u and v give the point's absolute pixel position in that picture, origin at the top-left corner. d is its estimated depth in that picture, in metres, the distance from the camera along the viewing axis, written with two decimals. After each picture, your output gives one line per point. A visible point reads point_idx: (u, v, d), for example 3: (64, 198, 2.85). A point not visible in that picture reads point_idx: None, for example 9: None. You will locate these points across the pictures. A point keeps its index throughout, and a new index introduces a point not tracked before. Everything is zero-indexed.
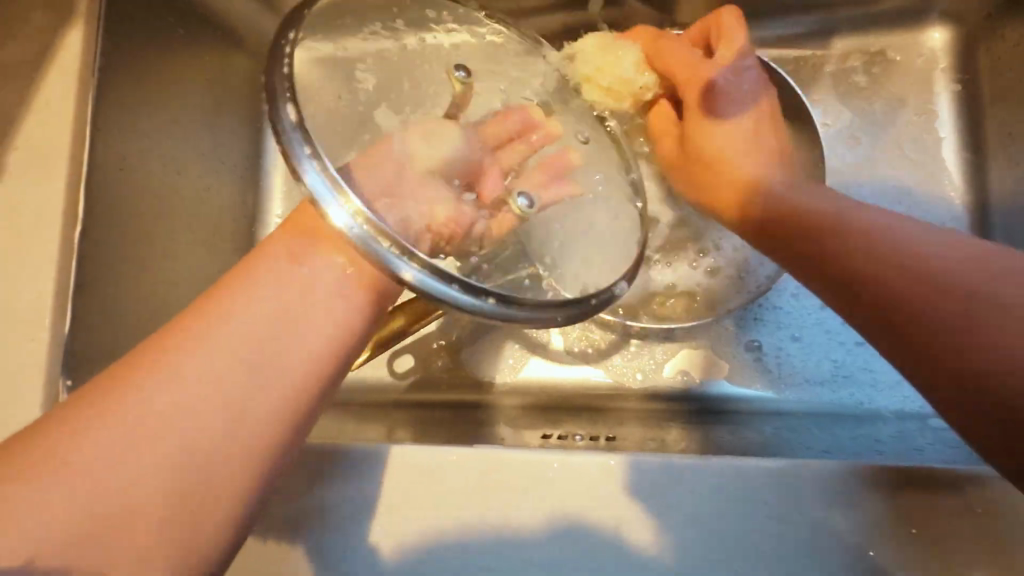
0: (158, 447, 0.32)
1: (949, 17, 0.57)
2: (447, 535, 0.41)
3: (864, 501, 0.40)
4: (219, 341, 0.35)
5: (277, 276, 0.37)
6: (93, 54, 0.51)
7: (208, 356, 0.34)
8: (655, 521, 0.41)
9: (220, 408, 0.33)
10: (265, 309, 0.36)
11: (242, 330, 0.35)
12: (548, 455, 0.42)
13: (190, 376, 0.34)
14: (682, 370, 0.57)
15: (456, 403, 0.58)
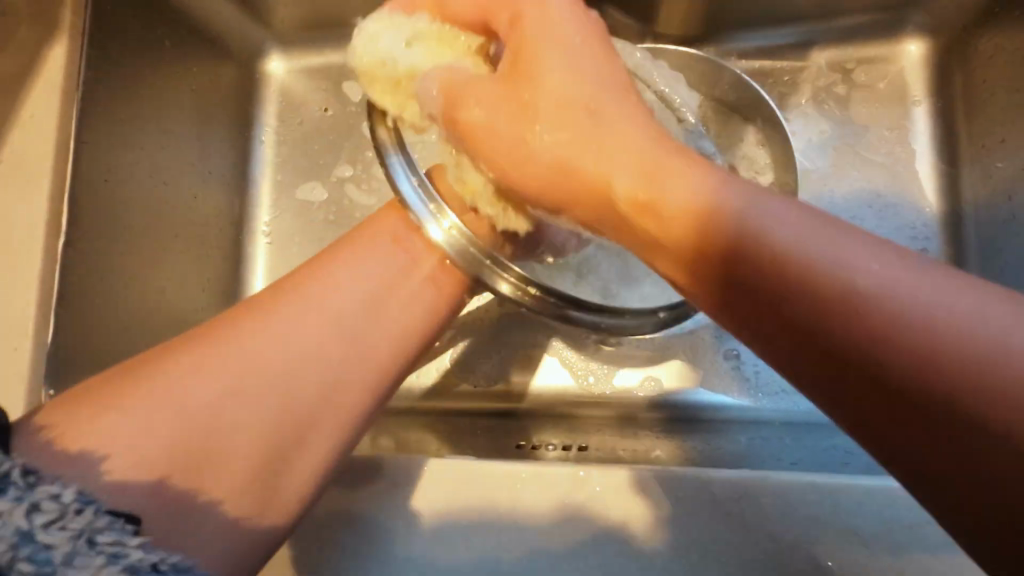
0: (242, 411, 0.37)
1: (926, 29, 0.57)
2: (412, 548, 0.39)
3: (821, 515, 0.38)
4: (303, 318, 0.40)
5: (364, 260, 0.43)
6: (78, 68, 0.52)
7: (314, 319, 0.40)
8: (625, 537, 0.38)
9: (294, 365, 0.38)
10: (362, 293, 0.42)
11: (330, 306, 0.41)
12: (519, 465, 0.40)
13: (276, 344, 0.39)
14: (650, 377, 0.57)
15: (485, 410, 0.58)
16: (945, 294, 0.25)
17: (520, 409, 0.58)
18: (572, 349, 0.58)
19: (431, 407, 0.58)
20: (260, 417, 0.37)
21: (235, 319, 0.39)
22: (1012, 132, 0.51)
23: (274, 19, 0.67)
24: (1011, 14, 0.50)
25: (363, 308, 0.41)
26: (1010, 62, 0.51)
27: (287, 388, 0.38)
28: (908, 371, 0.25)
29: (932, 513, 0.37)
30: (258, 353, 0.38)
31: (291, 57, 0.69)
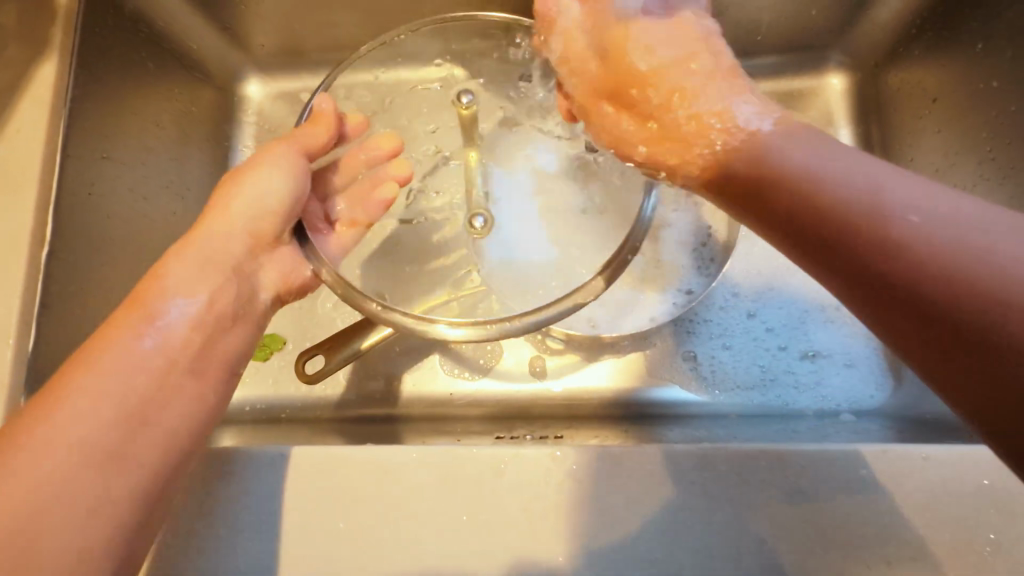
0: (31, 500, 0.34)
1: (847, 65, 0.65)
2: (389, 534, 0.40)
3: (772, 480, 0.40)
4: (103, 396, 0.37)
5: (126, 345, 0.39)
6: (65, 85, 0.54)
7: (123, 368, 0.38)
8: (598, 508, 0.40)
9: (86, 443, 0.36)
10: (139, 378, 0.39)
11: (125, 381, 0.38)
12: (500, 449, 0.42)
13: (73, 424, 0.36)
14: (602, 372, 0.62)
15: (405, 415, 0.61)
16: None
17: (436, 414, 0.61)
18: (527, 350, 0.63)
19: (373, 411, 0.62)
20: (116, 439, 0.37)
21: (62, 383, 0.37)
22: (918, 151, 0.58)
23: (254, 46, 0.70)
24: (911, 53, 0.58)
25: (132, 413, 0.38)
26: (910, 95, 0.59)
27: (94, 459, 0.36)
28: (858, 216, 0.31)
29: (861, 469, 0.40)
30: (61, 434, 0.36)
31: (270, 82, 0.73)
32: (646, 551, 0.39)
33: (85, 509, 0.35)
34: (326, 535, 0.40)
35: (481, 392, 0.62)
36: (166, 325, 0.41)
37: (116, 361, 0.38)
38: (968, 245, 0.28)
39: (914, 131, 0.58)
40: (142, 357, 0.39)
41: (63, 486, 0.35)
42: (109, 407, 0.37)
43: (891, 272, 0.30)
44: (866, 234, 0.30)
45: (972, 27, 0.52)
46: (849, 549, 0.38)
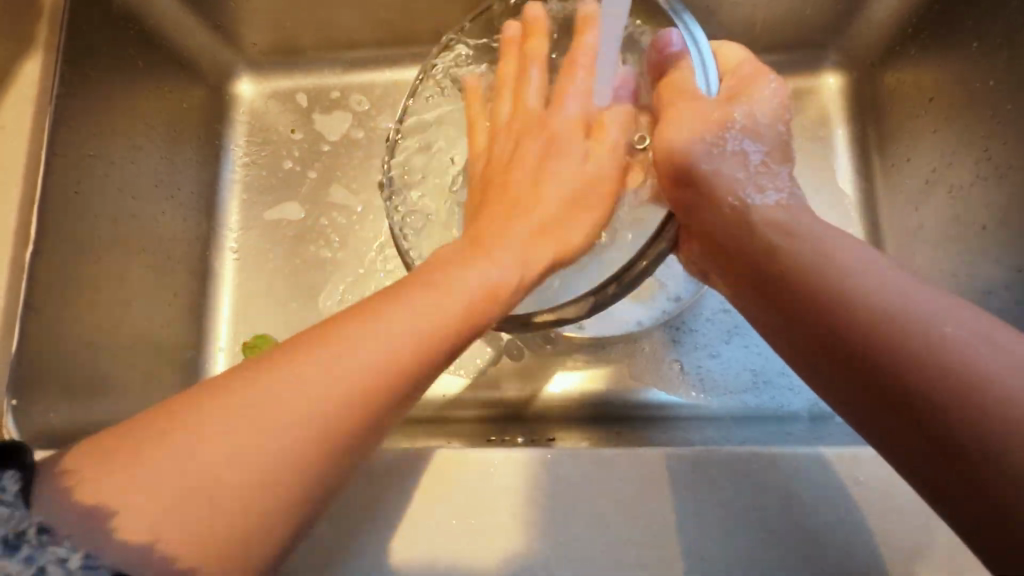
0: (229, 474, 0.31)
1: (844, 64, 0.64)
2: (375, 540, 0.39)
3: (767, 484, 0.39)
4: (322, 371, 0.34)
5: (393, 319, 0.36)
6: (51, 83, 0.54)
7: (373, 347, 0.35)
8: (589, 512, 0.39)
9: (283, 425, 0.32)
10: (366, 364, 0.34)
11: (354, 364, 0.34)
12: (489, 453, 0.41)
13: (290, 395, 0.33)
14: (593, 375, 0.61)
15: (496, 415, 0.60)
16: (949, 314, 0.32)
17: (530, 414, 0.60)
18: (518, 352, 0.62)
19: None
20: (278, 450, 0.32)
21: (299, 349, 0.35)
22: (914, 151, 0.58)
23: (245, 44, 0.69)
24: (907, 52, 0.58)
25: (349, 405, 0.34)
26: (907, 94, 0.58)
27: (284, 448, 0.32)
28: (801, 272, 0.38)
29: (857, 473, 0.39)
30: (271, 399, 0.33)
31: (262, 80, 0.72)
32: (637, 557, 0.38)
33: (244, 508, 0.31)
34: (311, 539, 0.40)
35: (508, 393, 0.61)
36: (419, 310, 0.37)
37: (317, 350, 0.35)
38: (904, 306, 0.33)
39: (911, 130, 0.58)
40: (373, 336, 0.35)
41: (247, 467, 0.31)
42: (328, 398, 0.33)
43: (798, 299, 0.37)
44: (788, 267, 0.38)
45: (968, 26, 0.52)
46: (844, 554, 0.37)
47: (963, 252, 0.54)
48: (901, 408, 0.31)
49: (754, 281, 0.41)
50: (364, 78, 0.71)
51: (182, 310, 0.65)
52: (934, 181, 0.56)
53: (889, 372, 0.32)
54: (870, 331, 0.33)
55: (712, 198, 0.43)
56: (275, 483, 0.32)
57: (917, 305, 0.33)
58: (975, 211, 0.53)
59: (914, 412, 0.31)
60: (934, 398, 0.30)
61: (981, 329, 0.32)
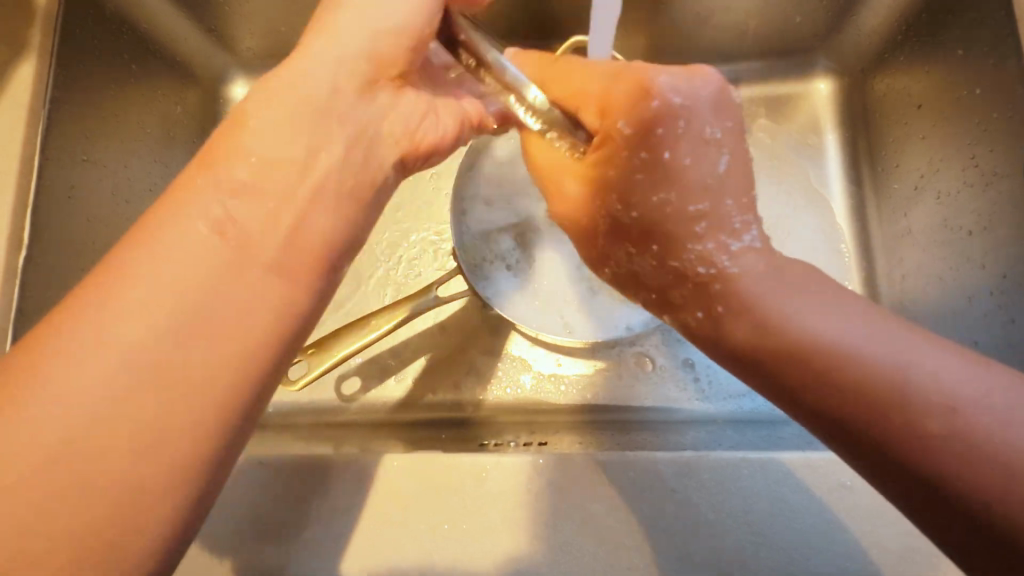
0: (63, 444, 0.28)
1: (836, 69, 0.64)
2: (366, 542, 0.40)
3: (755, 486, 0.40)
4: (154, 314, 0.30)
5: (188, 259, 0.32)
6: (44, 86, 0.54)
7: (191, 286, 0.31)
8: (580, 514, 0.40)
9: (100, 404, 0.28)
10: (155, 307, 0.30)
11: (173, 318, 0.30)
12: (482, 459, 0.42)
13: (117, 355, 0.29)
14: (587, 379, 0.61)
15: (444, 418, 0.61)
16: (937, 364, 0.32)
17: (476, 419, 0.61)
18: (513, 357, 0.63)
19: (360, 416, 0.62)
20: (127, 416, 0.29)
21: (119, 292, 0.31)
22: (904, 158, 0.59)
23: (240, 47, 0.69)
24: (897, 59, 0.58)
25: (162, 355, 0.30)
26: (896, 101, 0.59)
27: (115, 417, 0.29)
28: (772, 340, 0.34)
29: (844, 477, 0.40)
30: (102, 360, 0.29)
31: (257, 83, 0.72)
32: (628, 559, 0.38)
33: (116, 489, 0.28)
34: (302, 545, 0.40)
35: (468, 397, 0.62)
36: (164, 247, 0.32)
37: (125, 303, 0.30)
38: (895, 368, 0.32)
39: (898, 137, 0.59)
40: (218, 281, 0.32)
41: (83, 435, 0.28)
42: (144, 358, 0.30)
43: (794, 371, 0.34)
44: (779, 346, 0.34)
45: (954, 34, 0.53)
46: (833, 555, 0.38)
47: (950, 257, 0.55)
48: (926, 493, 0.31)
49: (717, 346, 0.37)
50: None
51: None
52: (922, 187, 0.57)
53: (910, 466, 0.31)
54: (864, 412, 0.32)
55: (675, 251, 0.38)
56: (142, 465, 0.29)
57: (908, 366, 0.32)
58: (959, 217, 0.54)
59: (968, 515, 0.30)
60: (962, 481, 0.30)
61: (967, 374, 0.31)
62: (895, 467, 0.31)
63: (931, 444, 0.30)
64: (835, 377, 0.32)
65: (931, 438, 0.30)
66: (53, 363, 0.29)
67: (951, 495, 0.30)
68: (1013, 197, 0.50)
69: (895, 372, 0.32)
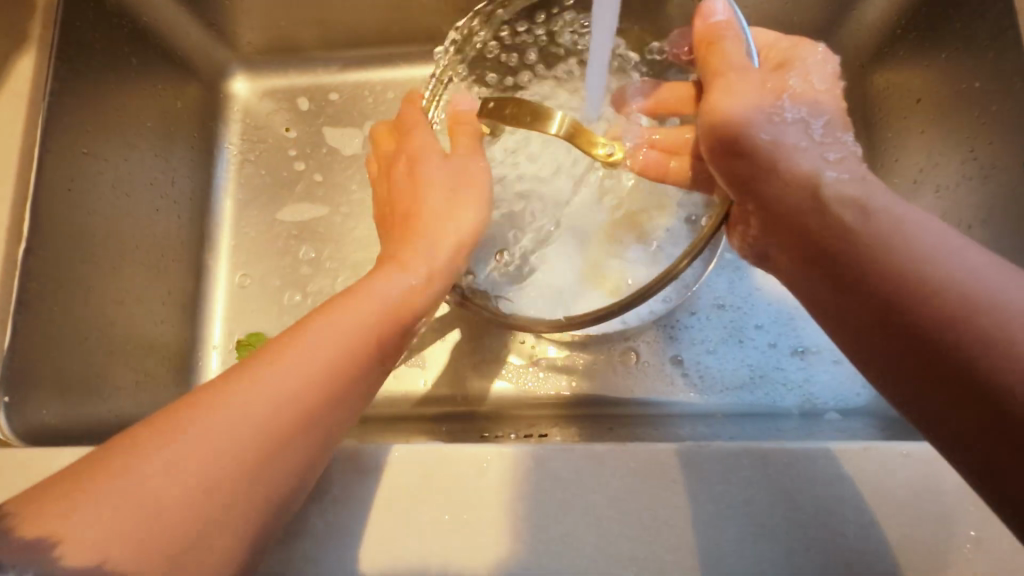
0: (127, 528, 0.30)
1: None
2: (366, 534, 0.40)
3: (755, 477, 0.40)
4: (226, 416, 0.34)
5: (290, 359, 0.37)
6: (45, 79, 0.54)
7: (262, 394, 0.35)
8: (581, 505, 0.40)
9: (174, 497, 0.32)
10: (243, 408, 0.35)
11: (250, 412, 0.35)
12: (482, 451, 0.41)
13: (187, 447, 0.33)
14: (586, 374, 0.61)
15: (449, 412, 0.62)
16: (958, 247, 0.33)
17: (480, 413, 0.62)
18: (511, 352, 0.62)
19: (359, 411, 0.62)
20: (176, 497, 0.32)
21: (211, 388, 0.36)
22: (903, 152, 0.59)
23: (240, 42, 0.69)
24: (896, 53, 0.58)
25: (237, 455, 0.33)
26: (893, 96, 0.59)
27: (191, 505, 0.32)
28: (793, 181, 0.40)
29: (845, 467, 0.40)
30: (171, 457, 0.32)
31: (256, 78, 0.72)
32: (629, 550, 0.38)
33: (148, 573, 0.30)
34: (299, 536, 0.40)
35: (444, 393, 0.62)
36: (299, 359, 0.37)
37: (221, 406, 0.35)
38: (911, 237, 0.34)
39: (895, 131, 0.59)
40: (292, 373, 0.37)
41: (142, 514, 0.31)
42: (212, 450, 0.33)
43: (802, 216, 0.39)
44: (802, 197, 0.39)
45: (953, 28, 0.53)
46: (833, 544, 0.38)
47: None
48: (921, 352, 0.32)
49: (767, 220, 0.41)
50: (358, 76, 0.72)
51: (175, 309, 0.64)
52: (922, 180, 0.57)
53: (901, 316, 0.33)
54: (853, 265, 0.36)
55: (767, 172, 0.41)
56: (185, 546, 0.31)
57: (925, 236, 0.34)
58: (959, 209, 0.54)
59: (959, 376, 0.30)
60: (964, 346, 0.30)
61: (988, 263, 0.32)
62: (871, 319, 0.34)
63: (940, 323, 0.31)
64: (854, 256, 0.36)
65: (935, 300, 0.32)
66: (129, 454, 0.32)
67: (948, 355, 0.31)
68: (1013, 188, 0.50)
69: (908, 240, 0.34)
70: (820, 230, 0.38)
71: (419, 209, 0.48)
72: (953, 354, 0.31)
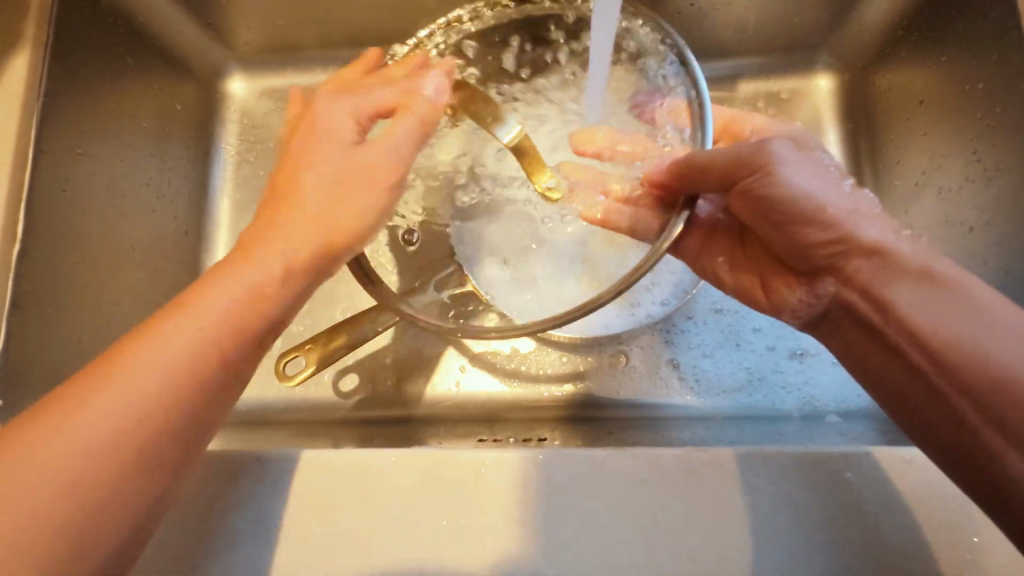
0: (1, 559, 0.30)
1: (835, 66, 0.64)
2: (361, 540, 0.39)
3: (755, 483, 0.39)
4: (65, 430, 0.33)
5: (148, 355, 0.36)
6: (39, 79, 0.53)
7: (112, 403, 0.34)
8: (580, 511, 0.39)
9: (37, 520, 0.31)
10: (93, 414, 0.33)
11: (99, 418, 0.33)
12: (478, 455, 0.41)
13: (37, 475, 0.32)
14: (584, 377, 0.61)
15: (375, 417, 0.61)
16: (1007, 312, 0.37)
17: (476, 415, 0.61)
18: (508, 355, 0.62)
19: (355, 413, 0.62)
20: (42, 516, 0.31)
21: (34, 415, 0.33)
22: (905, 153, 0.58)
23: (237, 42, 0.69)
24: (897, 54, 0.58)
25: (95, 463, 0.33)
26: (895, 97, 0.59)
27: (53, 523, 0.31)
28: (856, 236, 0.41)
29: (846, 472, 0.39)
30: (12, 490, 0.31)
31: (253, 78, 0.72)
32: (628, 556, 0.38)
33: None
34: (295, 541, 0.40)
35: (466, 397, 0.61)
36: (158, 356, 0.36)
37: (74, 416, 0.33)
38: (970, 301, 0.37)
39: (898, 132, 0.59)
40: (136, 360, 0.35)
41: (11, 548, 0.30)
42: (68, 463, 0.32)
43: (859, 269, 0.41)
44: (860, 249, 0.41)
45: (955, 30, 0.53)
46: (834, 550, 0.38)
47: (950, 253, 0.54)
48: (984, 410, 0.35)
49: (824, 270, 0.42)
50: None
51: None
52: (924, 183, 0.56)
53: (965, 379, 0.36)
54: (920, 325, 0.38)
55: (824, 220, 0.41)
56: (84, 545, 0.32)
57: (982, 302, 0.37)
58: (962, 212, 0.54)
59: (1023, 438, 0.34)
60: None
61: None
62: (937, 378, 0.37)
63: (988, 378, 0.35)
64: (911, 314, 0.38)
65: (991, 369, 0.35)
66: None
67: (1010, 418, 0.34)
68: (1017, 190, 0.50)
69: (972, 304, 0.37)
70: (878, 286, 0.40)
71: (306, 172, 0.42)
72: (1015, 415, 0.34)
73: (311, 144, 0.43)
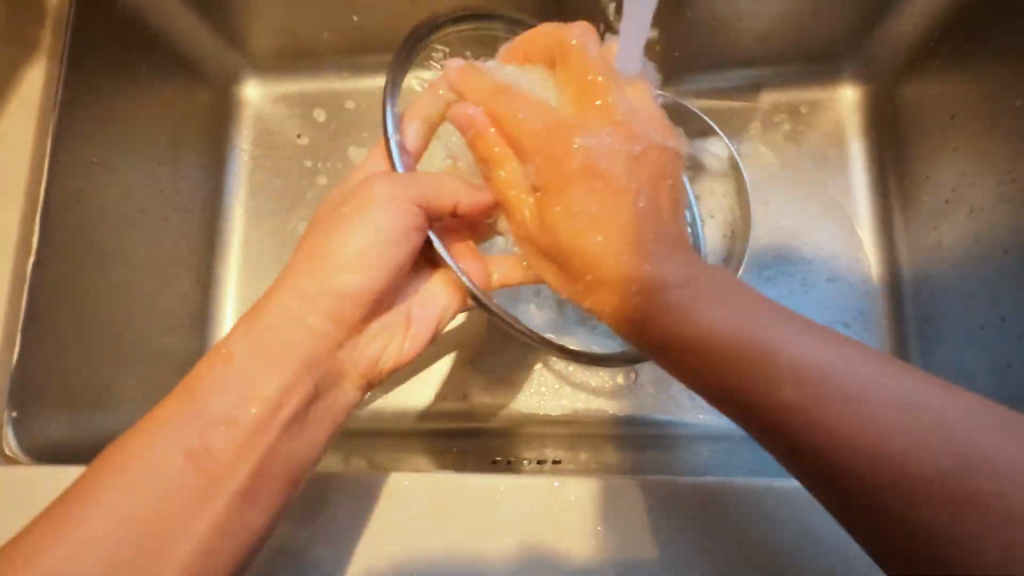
0: None
1: (860, 77, 0.63)
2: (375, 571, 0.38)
3: (777, 518, 0.38)
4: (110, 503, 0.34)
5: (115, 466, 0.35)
6: (56, 89, 0.53)
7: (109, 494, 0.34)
8: (600, 542, 0.38)
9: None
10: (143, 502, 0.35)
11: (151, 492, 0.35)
12: (494, 482, 0.40)
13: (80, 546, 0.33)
14: (599, 398, 0.59)
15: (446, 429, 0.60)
16: (895, 387, 0.29)
17: (491, 431, 0.60)
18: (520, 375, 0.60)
19: (365, 425, 0.60)
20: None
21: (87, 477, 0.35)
22: (934, 170, 0.57)
23: (252, 47, 0.68)
24: (930, 66, 0.56)
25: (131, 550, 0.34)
26: (926, 111, 0.57)
27: None
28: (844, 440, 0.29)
29: None
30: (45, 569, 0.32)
31: (267, 83, 0.71)
32: None
33: None
34: (311, 568, 0.39)
35: (484, 410, 0.60)
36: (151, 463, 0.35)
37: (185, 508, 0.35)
38: (849, 384, 0.29)
39: (928, 147, 0.57)
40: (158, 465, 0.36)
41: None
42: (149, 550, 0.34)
43: (809, 435, 0.29)
44: (813, 406, 0.29)
45: (992, 46, 0.51)
46: None
47: (985, 273, 0.52)
48: (878, 538, 0.29)
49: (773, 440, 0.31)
50: (373, 82, 0.71)
51: (185, 319, 0.64)
52: (954, 201, 0.55)
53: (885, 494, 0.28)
54: (866, 460, 0.28)
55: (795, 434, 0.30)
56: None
57: (869, 391, 0.29)
58: (995, 232, 0.52)
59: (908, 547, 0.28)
60: (935, 530, 0.27)
61: (908, 398, 0.29)
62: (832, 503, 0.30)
63: (879, 471, 0.28)
64: (803, 426, 0.29)
65: (920, 470, 0.27)
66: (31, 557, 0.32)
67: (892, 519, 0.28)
68: None
69: (854, 412, 0.29)
70: (792, 409, 0.30)
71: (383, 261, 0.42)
72: (897, 518, 0.28)
73: (363, 249, 0.41)
